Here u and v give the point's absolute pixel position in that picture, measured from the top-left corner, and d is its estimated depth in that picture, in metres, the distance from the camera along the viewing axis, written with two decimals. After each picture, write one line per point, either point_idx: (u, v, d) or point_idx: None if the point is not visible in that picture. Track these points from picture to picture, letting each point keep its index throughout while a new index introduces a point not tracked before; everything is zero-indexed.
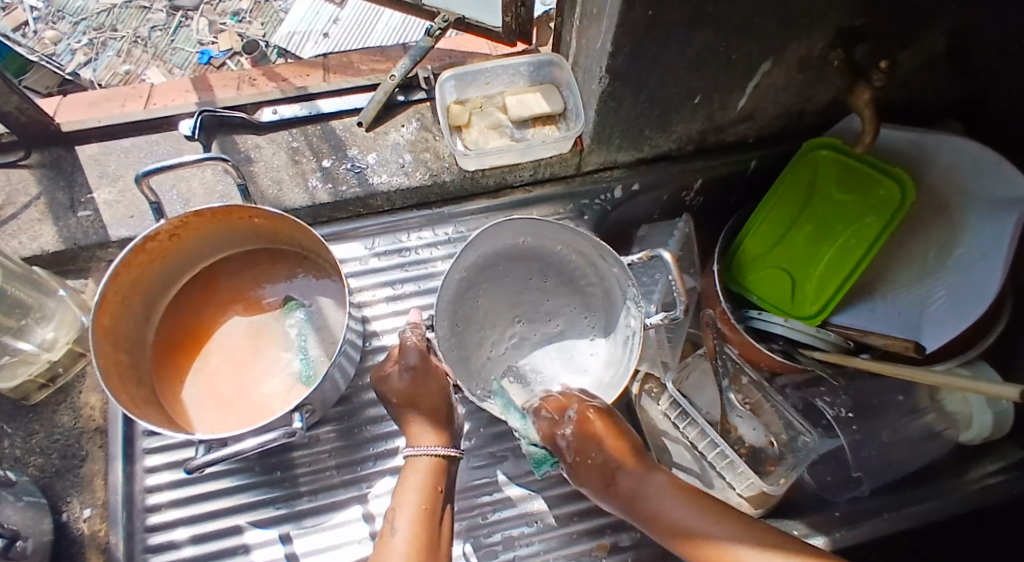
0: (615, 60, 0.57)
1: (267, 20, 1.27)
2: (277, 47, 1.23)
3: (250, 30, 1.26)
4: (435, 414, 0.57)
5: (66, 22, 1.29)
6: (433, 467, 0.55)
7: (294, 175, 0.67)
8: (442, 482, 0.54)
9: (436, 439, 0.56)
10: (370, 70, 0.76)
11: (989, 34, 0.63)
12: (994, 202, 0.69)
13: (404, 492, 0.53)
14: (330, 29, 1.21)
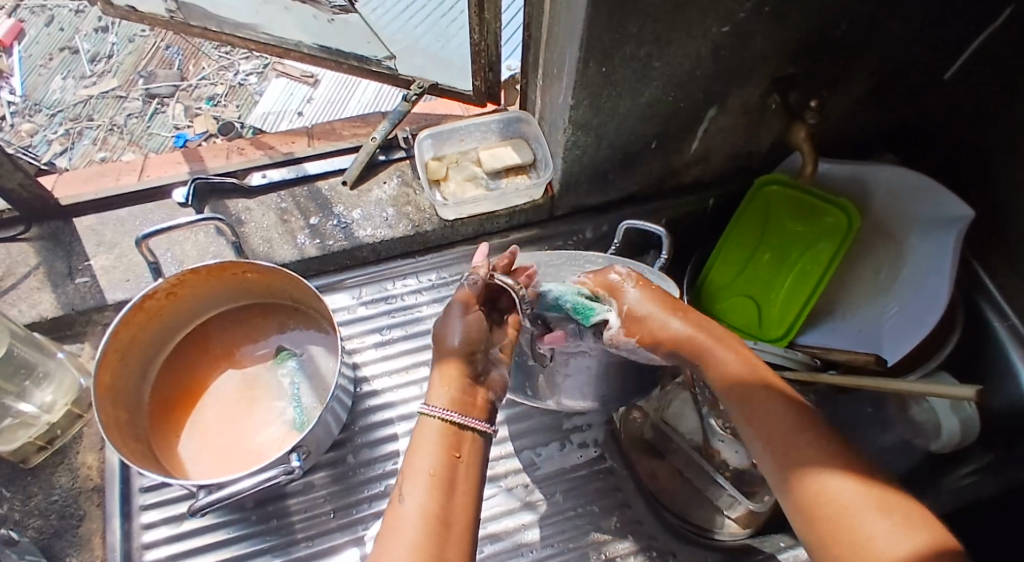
0: (577, 112, 0.63)
1: (242, 105, 1.34)
2: (252, 127, 1.29)
3: (226, 112, 1.33)
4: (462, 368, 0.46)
5: (43, 114, 1.37)
6: (438, 428, 0.44)
7: (283, 233, 0.71)
8: (460, 447, 0.43)
9: (452, 399, 0.44)
10: (352, 135, 0.81)
11: (904, 75, 0.71)
12: (933, 222, 0.75)
13: (413, 459, 0.42)
14: (303, 107, 1.27)
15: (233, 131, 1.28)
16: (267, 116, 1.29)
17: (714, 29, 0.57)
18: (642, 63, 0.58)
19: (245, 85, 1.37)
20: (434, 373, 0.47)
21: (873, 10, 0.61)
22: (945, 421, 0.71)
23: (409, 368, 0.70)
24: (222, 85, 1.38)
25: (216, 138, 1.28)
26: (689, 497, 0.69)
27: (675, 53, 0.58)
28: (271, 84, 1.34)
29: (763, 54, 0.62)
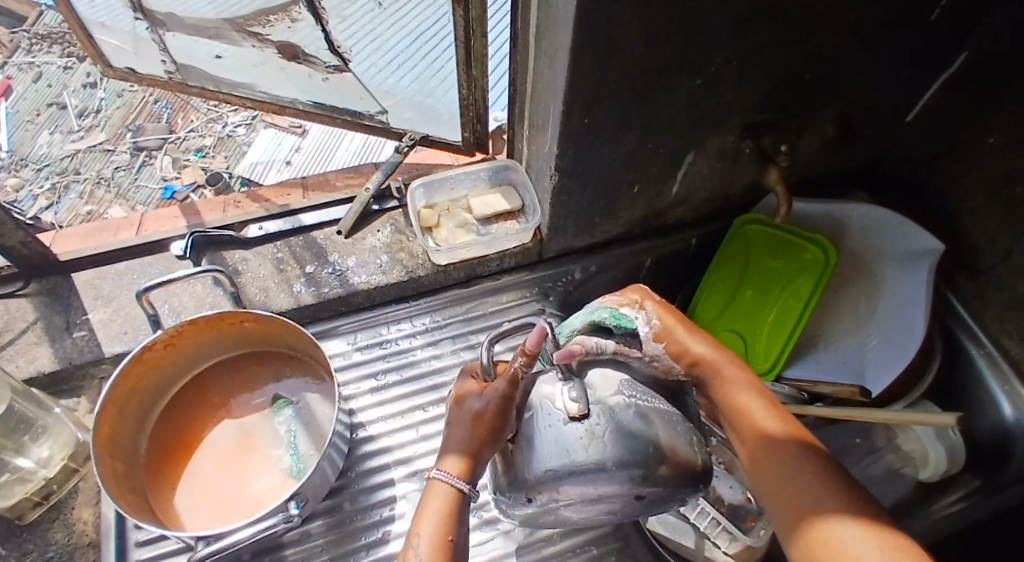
0: (562, 160, 0.66)
1: (230, 157, 1.35)
2: (239, 178, 1.29)
3: (214, 163, 1.34)
4: (479, 444, 0.47)
5: (29, 169, 1.40)
6: (446, 493, 0.46)
7: (280, 282, 0.73)
8: (457, 515, 0.46)
9: (466, 470, 0.47)
10: (346, 186, 0.84)
11: (867, 119, 0.76)
12: (905, 256, 0.78)
13: (421, 517, 0.45)
14: (291, 157, 1.29)
15: (221, 182, 1.29)
16: (254, 167, 1.30)
17: (688, 82, 0.61)
18: (622, 114, 0.62)
19: (232, 136, 1.39)
20: (448, 441, 0.49)
21: (833, 61, 0.65)
22: (932, 452, 0.74)
23: (404, 412, 0.71)
24: (210, 137, 1.41)
25: (205, 190, 1.29)
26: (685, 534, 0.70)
27: (652, 105, 0.62)
28: (259, 135, 1.36)
29: (734, 103, 0.66)
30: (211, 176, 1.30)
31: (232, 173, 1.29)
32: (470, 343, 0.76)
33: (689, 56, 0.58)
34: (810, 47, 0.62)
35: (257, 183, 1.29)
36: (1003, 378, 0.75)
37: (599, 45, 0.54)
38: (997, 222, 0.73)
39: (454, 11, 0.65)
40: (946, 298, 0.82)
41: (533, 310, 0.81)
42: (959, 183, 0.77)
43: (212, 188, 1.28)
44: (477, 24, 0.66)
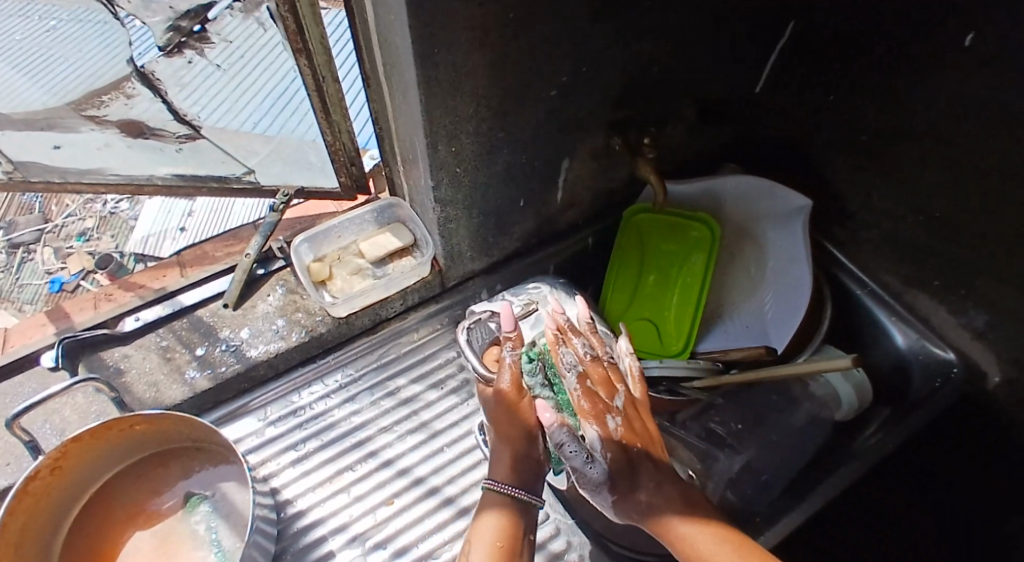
0: (440, 191, 0.65)
1: (117, 235, 1.24)
2: (133, 255, 1.19)
3: (100, 245, 1.22)
4: (514, 442, 0.57)
5: None
6: (497, 500, 0.55)
7: (169, 372, 0.69)
8: (519, 523, 0.54)
9: (508, 474, 0.56)
10: (225, 255, 0.80)
11: (720, 99, 0.80)
12: (781, 216, 0.84)
13: (480, 518, 0.55)
14: (185, 222, 1.17)
15: (114, 262, 1.19)
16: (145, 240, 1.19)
17: (543, 95, 0.62)
18: (487, 137, 0.62)
19: (116, 213, 1.26)
20: (494, 455, 0.58)
21: (675, 52, 0.69)
22: (842, 390, 0.79)
23: (332, 476, 0.68)
24: (93, 219, 1.28)
25: (97, 275, 1.19)
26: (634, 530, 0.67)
27: (514, 122, 0.63)
28: (144, 205, 1.24)
29: (593, 106, 0.68)
30: (102, 260, 1.20)
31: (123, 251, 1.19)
32: (389, 389, 0.74)
33: (537, 71, 0.59)
34: (650, 42, 0.65)
35: (154, 257, 1.17)
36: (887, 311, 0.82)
37: (445, 75, 0.54)
38: (852, 171, 0.80)
39: (297, 61, 0.63)
40: (824, 245, 0.88)
41: (447, 340, 0.79)
42: (812, 142, 0.83)
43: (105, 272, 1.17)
44: (326, 69, 0.65)
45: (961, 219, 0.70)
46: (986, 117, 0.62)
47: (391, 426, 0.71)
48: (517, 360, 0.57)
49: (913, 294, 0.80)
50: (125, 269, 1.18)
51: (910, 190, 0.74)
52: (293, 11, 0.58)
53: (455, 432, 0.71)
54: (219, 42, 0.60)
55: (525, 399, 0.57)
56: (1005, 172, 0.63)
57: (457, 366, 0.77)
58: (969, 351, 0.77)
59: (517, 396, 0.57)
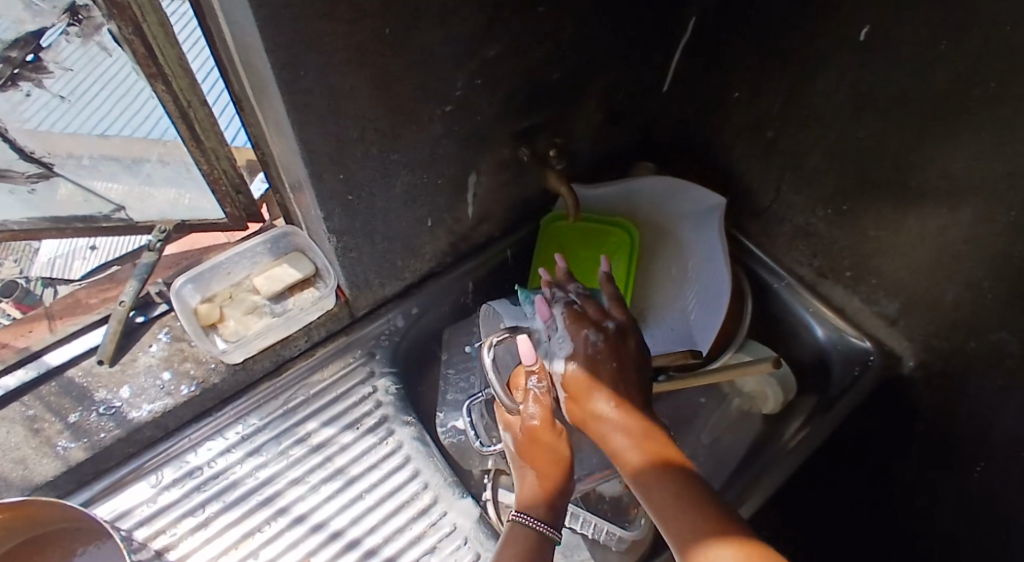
0: (332, 221, 0.59)
1: (16, 257, 0.69)
2: (40, 278, 0.72)
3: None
4: (548, 473, 0.56)
5: None
6: (526, 536, 0.52)
7: (38, 445, 0.60)
8: (544, 552, 0.51)
9: (542, 510, 0.53)
10: (102, 301, 0.71)
11: (625, 99, 0.78)
12: (695, 215, 0.84)
13: (507, 550, 0.51)
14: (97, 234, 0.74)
15: (19, 290, 0.71)
16: (55, 260, 0.72)
17: (436, 111, 0.57)
18: (379, 160, 0.57)
19: None
20: (524, 488, 0.56)
21: (576, 56, 0.65)
22: (769, 388, 0.79)
23: (237, 544, 0.61)
24: None
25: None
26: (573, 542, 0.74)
27: (407, 142, 0.58)
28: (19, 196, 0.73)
29: (495, 119, 0.64)
30: (1, 286, 0.70)
31: (27, 272, 0.71)
32: (299, 435, 0.68)
33: (426, 88, 0.54)
34: (548, 49, 0.61)
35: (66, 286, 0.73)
36: (805, 303, 0.83)
37: (320, 101, 0.48)
38: (762, 168, 0.80)
39: (153, 87, 0.55)
40: (738, 240, 0.88)
41: (361, 376, 0.73)
42: (722, 139, 0.82)
43: (5, 301, 0.70)
44: (190, 94, 0.57)
45: (867, 212, 0.70)
46: (887, 113, 0.61)
47: (302, 477, 0.66)
48: (548, 393, 0.58)
49: (827, 285, 0.81)
50: (35, 299, 0.72)
51: (816, 185, 0.74)
52: (139, 33, 0.50)
53: (374, 475, 0.67)
54: (58, 71, 0.52)
55: (559, 434, 0.57)
56: (907, 166, 0.63)
57: (374, 402, 0.72)
58: (883, 338, 0.78)
59: (546, 425, 0.57)
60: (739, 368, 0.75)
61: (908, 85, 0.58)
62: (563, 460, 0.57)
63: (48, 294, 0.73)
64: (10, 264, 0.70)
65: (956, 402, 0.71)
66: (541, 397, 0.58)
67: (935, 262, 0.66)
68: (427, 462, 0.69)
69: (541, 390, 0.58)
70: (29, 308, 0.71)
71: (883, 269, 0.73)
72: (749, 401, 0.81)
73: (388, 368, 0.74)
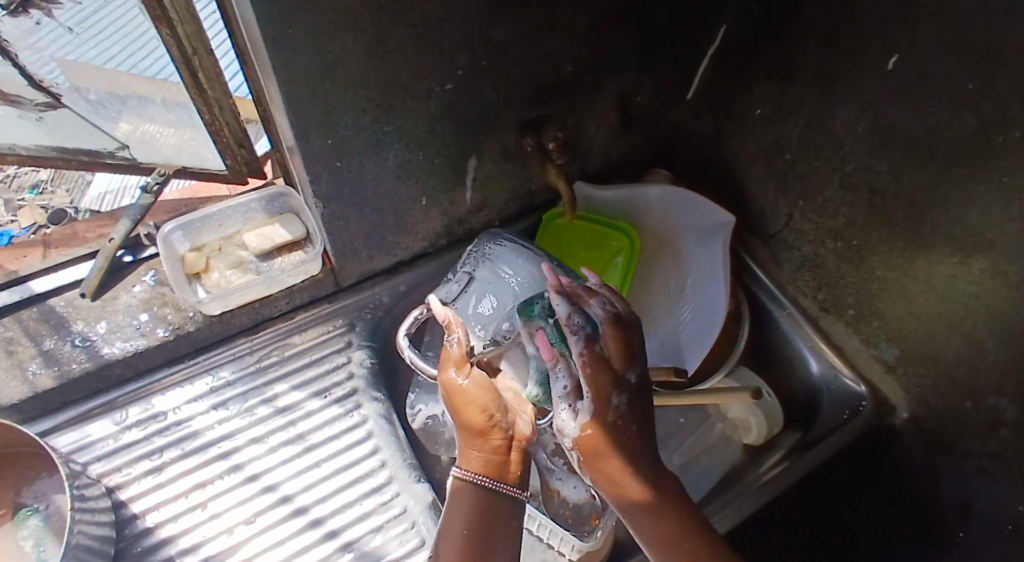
0: (319, 186, 0.59)
1: (69, 186, 0.79)
2: (88, 210, 0.77)
3: (50, 200, 0.80)
4: (482, 425, 0.50)
5: None
6: (470, 494, 0.48)
7: (10, 367, 0.62)
8: (493, 515, 0.48)
9: (480, 465, 0.49)
10: (96, 237, 0.72)
11: (642, 102, 0.76)
12: (703, 230, 0.81)
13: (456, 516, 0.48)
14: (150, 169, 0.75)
15: (66, 219, 0.77)
16: (107, 196, 0.78)
17: (435, 88, 0.56)
18: (372, 130, 0.56)
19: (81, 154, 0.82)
20: (463, 448, 0.52)
21: (591, 51, 0.63)
22: (753, 417, 0.76)
23: (187, 493, 0.61)
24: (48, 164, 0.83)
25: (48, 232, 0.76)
26: (529, 542, 0.73)
27: (402, 115, 0.57)
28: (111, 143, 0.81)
29: (498, 104, 0.63)
30: (53, 214, 0.78)
31: (78, 207, 0.78)
32: (265, 395, 0.68)
33: (425, 62, 0.53)
34: (560, 39, 0.59)
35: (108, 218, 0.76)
36: (805, 335, 0.80)
37: (308, 61, 0.47)
38: (775, 191, 0.77)
39: (157, 29, 0.55)
40: (744, 262, 0.85)
41: (337, 346, 0.73)
42: (740, 156, 0.79)
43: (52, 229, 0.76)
44: (196, 40, 0.57)
45: (875, 250, 0.67)
46: (904, 148, 0.58)
47: (262, 437, 0.66)
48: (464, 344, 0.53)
49: (828, 321, 0.78)
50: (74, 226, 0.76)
51: (828, 215, 0.71)
52: None
53: (333, 446, 0.66)
54: (68, 2, 0.54)
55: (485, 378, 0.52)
56: (920, 207, 0.60)
57: (346, 373, 0.71)
58: (878, 384, 0.74)
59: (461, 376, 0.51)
60: (718, 394, 0.74)
61: (930, 121, 0.55)
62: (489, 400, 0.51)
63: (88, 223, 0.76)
64: (65, 196, 0.79)
65: (943, 462, 0.68)
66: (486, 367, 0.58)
67: (937, 312, 0.63)
68: (389, 441, 0.68)
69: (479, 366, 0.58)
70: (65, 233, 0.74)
71: (885, 312, 0.69)
72: (732, 428, 0.79)
73: (366, 342, 0.73)
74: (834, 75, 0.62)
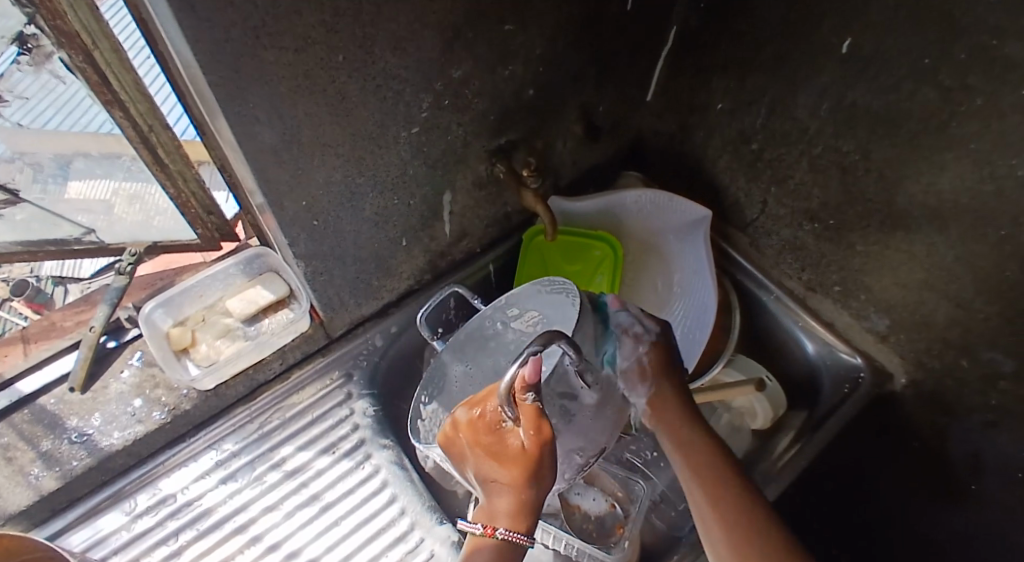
0: (298, 246, 0.58)
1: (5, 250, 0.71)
2: (50, 277, 0.73)
3: (6, 273, 0.70)
4: (523, 479, 0.45)
5: None
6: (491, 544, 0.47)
7: (9, 475, 0.60)
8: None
9: (509, 519, 0.46)
10: (76, 324, 0.70)
11: (605, 110, 0.76)
12: (681, 228, 0.82)
13: None
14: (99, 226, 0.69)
15: (31, 290, 0.72)
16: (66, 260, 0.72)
17: (402, 134, 0.56)
18: (344, 183, 0.56)
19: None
20: (490, 495, 0.47)
21: (550, 72, 0.64)
22: (757, 405, 0.79)
23: None
24: None
25: (15, 306, 0.72)
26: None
27: (372, 165, 0.57)
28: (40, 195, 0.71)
29: (466, 137, 0.62)
30: (13, 287, 0.71)
31: (37, 273, 0.72)
32: (273, 460, 0.67)
33: (389, 111, 0.53)
34: (519, 66, 0.59)
35: (79, 281, 0.74)
36: (796, 316, 0.81)
37: (273, 128, 0.46)
38: (748, 179, 0.78)
39: (110, 112, 0.54)
40: (726, 252, 0.86)
41: (338, 399, 0.72)
42: (708, 149, 0.80)
43: (17, 300, 0.72)
44: (150, 117, 0.55)
45: (854, 227, 0.68)
46: (869, 126, 0.60)
47: (276, 504, 0.65)
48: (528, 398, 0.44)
49: (816, 299, 0.79)
50: (47, 298, 0.73)
51: (803, 198, 0.72)
52: (92, 61, 0.48)
53: (350, 501, 0.66)
54: (14, 98, 0.53)
55: (543, 433, 0.44)
56: (892, 181, 0.61)
57: (351, 425, 0.70)
58: (873, 354, 0.76)
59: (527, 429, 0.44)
60: (724, 389, 0.76)
61: (890, 97, 0.56)
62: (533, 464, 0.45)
63: (59, 293, 0.73)
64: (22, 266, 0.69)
65: (948, 420, 0.70)
66: (528, 412, 0.44)
67: (922, 278, 0.65)
68: (405, 487, 0.67)
69: (511, 408, 0.44)
70: (41, 306, 0.73)
71: (871, 284, 0.71)
72: (738, 417, 0.80)
73: (367, 390, 0.73)
74: (791, 63, 0.63)
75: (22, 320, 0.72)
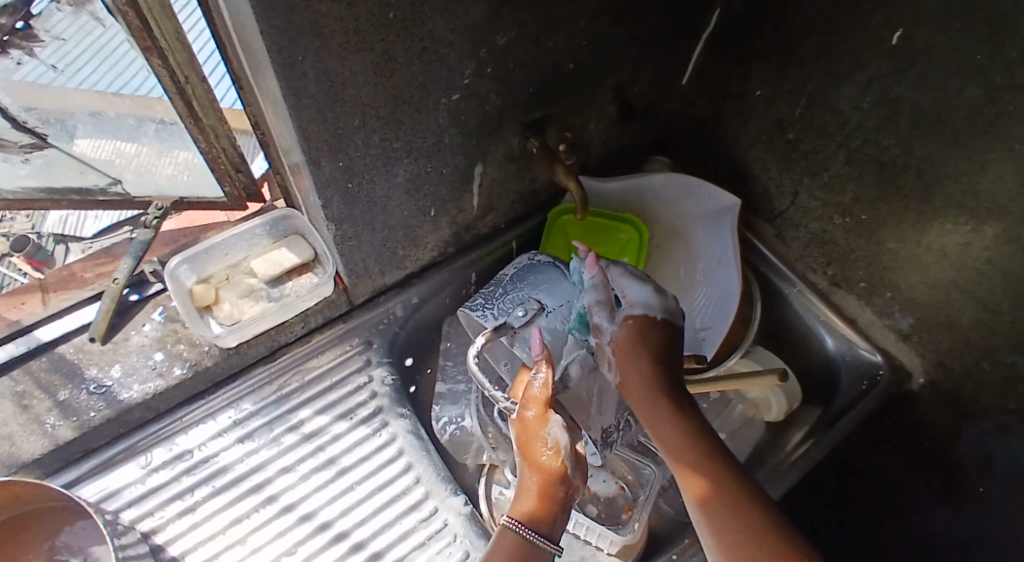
0: (331, 209, 0.58)
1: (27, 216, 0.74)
2: (52, 234, 0.77)
3: (10, 226, 0.75)
4: (547, 474, 0.54)
5: None
6: (513, 537, 0.50)
7: (26, 422, 0.60)
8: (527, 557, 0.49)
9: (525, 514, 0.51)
10: (96, 276, 0.70)
11: (641, 92, 0.75)
12: (709, 216, 0.82)
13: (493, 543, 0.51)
14: (123, 174, 0.68)
15: (31, 247, 0.76)
16: (68, 218, 0.76)
17: (442, 100, 0.55)
18: (382, 149, 0.56)
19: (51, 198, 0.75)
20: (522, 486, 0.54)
21: (592, 48, 0.62)
22: (773, 396, 0.78)
23: (226, 530, 0.60)
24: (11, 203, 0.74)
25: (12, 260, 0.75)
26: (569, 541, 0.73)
27: (409, 131, 0.56)
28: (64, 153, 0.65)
29: (502, 109, 0.61)
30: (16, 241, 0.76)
31: (39, 230, 0.76)
32: (291, 423, 0.67)
33: (432, 75, 0.52)
34: (562, 38, 0.58)
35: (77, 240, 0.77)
36: (818, 310, 0.81)
37: (318, 84, 0.46)
38: (780, 171, 0.77)
39: (148, 60, 0.52)
40: (752, 243, 0.86)
41: (357, 366, 0.72)
42: (743, 138, 0.79)
43: (18, 255, 0.76)
44: (188, 69, 0.54)
45: (887, 223, 0.67)
46: (912, 122, 0.59)
47: (292, 466, 0.65)
48: (548, 386, 0.56)
49: (840, 295, 0.79)
50: (47, 256, 0.76)
51: (836, 192, 0.71)
52: (134, 5, 0.47)
53: (366, 468, 0.66)
54: (51, 40, 0.52)
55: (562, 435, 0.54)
56: (931, 178, 0.60)
57: (369, 393, 0.70)
58: (893, 352, 0.76)
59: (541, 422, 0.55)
60: (743, 379, 0.74)
61: (939, 93, 0.55)
62: (555, 467, 0.54)
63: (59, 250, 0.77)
64: (24, 219, 0.75)
65: (963, 422, 0.70)
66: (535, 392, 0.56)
67: (951, 278, 0.64)
68: (421, 457, 0.67)
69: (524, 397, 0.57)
70: (40, 263, 0.76)
71: (898, 282, 0.70)
72: (753, 408, 0.80)
73: (385, 358, 0.73)
74: (838, 55, 0.62)
75: (21, 276, 0.75)
